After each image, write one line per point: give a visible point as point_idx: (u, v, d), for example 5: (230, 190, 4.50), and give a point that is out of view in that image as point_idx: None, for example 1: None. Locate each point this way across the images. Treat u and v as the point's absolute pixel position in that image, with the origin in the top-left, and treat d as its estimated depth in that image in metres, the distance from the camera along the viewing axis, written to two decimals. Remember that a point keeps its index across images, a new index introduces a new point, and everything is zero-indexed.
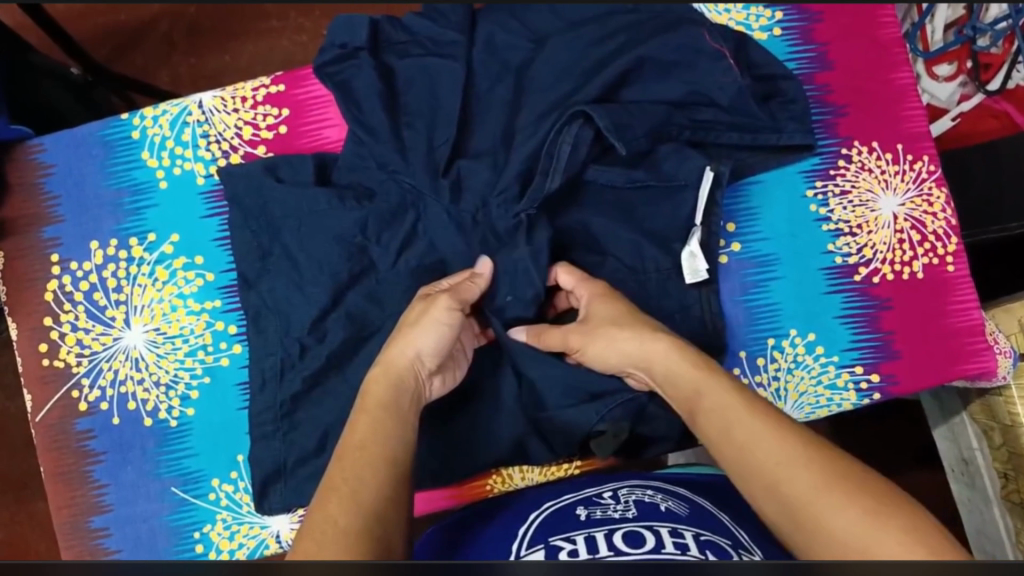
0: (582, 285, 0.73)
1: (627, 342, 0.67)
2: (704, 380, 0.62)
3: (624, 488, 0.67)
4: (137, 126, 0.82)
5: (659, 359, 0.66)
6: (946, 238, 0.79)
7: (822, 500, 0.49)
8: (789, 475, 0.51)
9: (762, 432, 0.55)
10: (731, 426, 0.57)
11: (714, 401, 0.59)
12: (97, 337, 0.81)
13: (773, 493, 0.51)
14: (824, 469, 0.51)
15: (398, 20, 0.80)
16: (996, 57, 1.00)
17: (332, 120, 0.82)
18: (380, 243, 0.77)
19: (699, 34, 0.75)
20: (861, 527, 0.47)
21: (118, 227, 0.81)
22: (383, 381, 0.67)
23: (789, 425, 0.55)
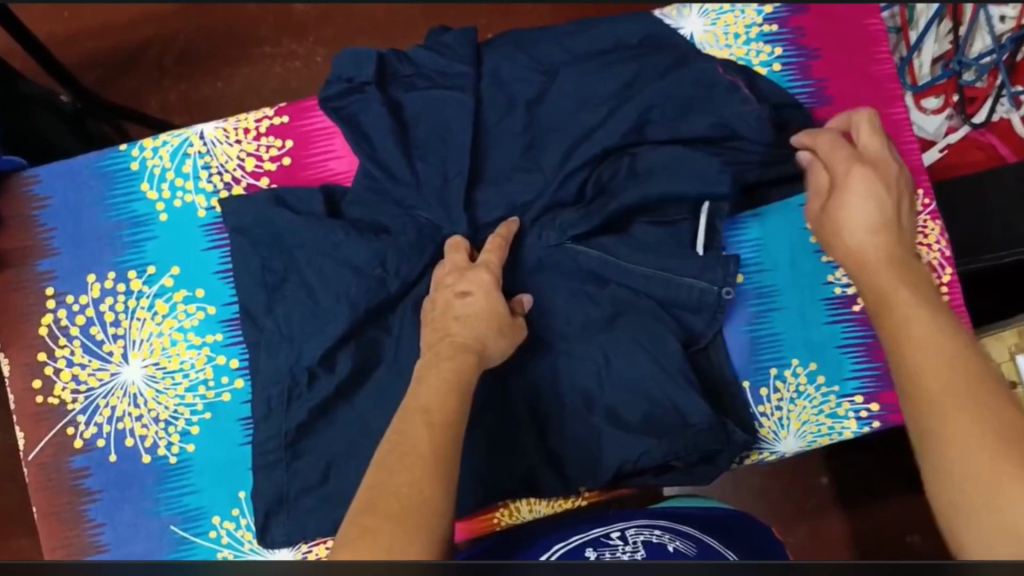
0: (869, 138, 0.75)
1: (861, 231, 0.70)
2: (900, 298, 0.64)
3: (632, 529, 0.67)
4: (136, 157, 0.81)
5: (887, 282, 0.67)
6: (941, 270, 0.81)
7: (971, 444, 0.51)
8: (943, 420, 0.54)
9: (935, 367, 0.57)
10: (911, 351, 0.59)
11: (924, 332, 0.60)
12: (94, 372, 0.79)
13: (922, 427, 0.55)
14: (986, 414, 0.53)
15: (403, 53, 0.82)
16: (981, 91, 1.06)
17: (338, 152, 0.81)
18: (399, 276, 0.76)
19: (711, 68, 0.79)
20: (995, 477, 0.49)
21: (116, 260, 0.80)
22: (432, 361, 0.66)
23: (972, 364, 0.57)
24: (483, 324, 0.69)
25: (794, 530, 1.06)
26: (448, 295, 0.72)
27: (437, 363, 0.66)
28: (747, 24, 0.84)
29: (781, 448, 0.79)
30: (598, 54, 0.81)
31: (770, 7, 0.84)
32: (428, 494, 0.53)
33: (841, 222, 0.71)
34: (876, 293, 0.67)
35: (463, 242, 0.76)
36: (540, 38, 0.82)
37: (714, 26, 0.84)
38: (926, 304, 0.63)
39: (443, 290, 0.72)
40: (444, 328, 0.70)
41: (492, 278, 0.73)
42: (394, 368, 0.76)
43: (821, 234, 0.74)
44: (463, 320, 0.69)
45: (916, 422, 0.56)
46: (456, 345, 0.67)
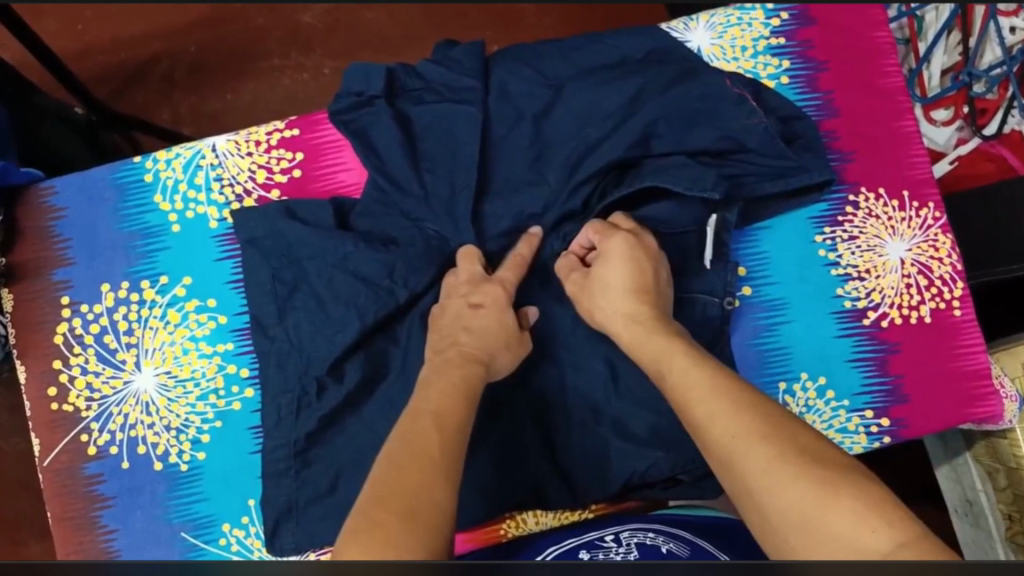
0: (600, 237, 0.76)
1: (631, 321, 0.71)
2: (667, 360, 0.66)
3: (625, 532, 0.70)
4: (150, 169, 0.82)
5: (654, 346, 0.68)
6: (952, 283, 0.81)
7: (776, 483, 0.52)
8: (746, 455, 0.54)
9: (723, 415, 0.58)
10: (693, 407, 0.60)
11: (704, 405, 0.59)
12: (108, 381, 0.80)
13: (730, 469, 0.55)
14: (776, 441, 0.54)
15: (411, 67, 0.83)
16: (992, 103, 1.06)
17: (348, 164, 0.83)
18: (407, 285, 0.77)
19: (720, 82, 0.78)
20: (812, 511, 0.50)
21: (130, 270, 0.81)
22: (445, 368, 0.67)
23: (777, 418, 0.57)
24: (493, 338, 0.72)
25: None
26: (459, 304, 0.74)
27: (440, 372, 0.67)
28: (755, 37, 0.84)
29: None
30: (604, 68, 0.82)
31: (776, 22, 0.85)
32: (436, 493, 0.52)
33: (604, 290, 0.73)
34: (654, 352, 0.67)
35: (476, 251, 0.78)
36: (546, 52, 0.83)
37: (720, 39, 0.84)
38: (694, 356, 0.65)
39: (456, 299, 0.74)
40: (455, 336, 0.71)
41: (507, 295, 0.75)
42: (402, 379, 0.77)
43: (584, 298, 0.75)
44: (473, 330, 0.72)
45: (724, 468, 0.56)
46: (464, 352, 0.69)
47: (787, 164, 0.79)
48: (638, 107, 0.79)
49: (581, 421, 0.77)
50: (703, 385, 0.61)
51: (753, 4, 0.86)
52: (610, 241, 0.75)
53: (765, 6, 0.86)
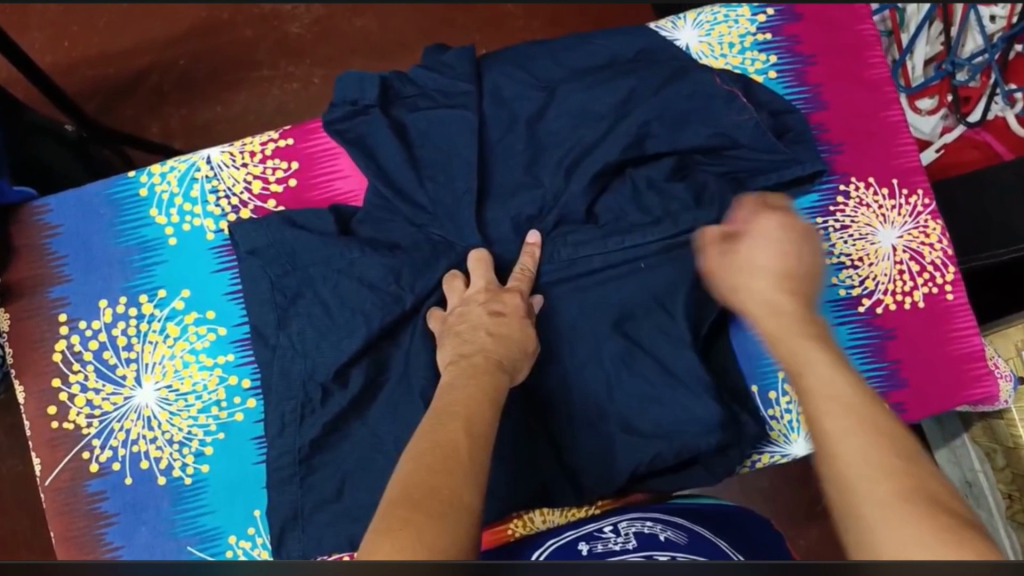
0: (747, 215, 0.76)
1: (786, 314, 0.71)
2: (812, 368, 0.65)
3: (624, 522, 0.72)
4: (144, 183, 0.82)
5: (797, 354, 0.67)
6: (944, 268, 0.82)
7: (892, 514, 0.47)
8: (871, 482, 0.51)
9: (855, 439, 0.56)
10: (824, 424, 0.58)
11: (835, 426, 0.58)
12: (108, 397, 0.80)
13: (846, 491, 0.52)
14: (903, 479, 0.51)
15: (404, 74, 0.83)
16: (974, 91, 1.08)
17: (345, 172, 0.82)
18: (414, 291, 0.77)
19: (710, 78, 0.79)
20: (927, 541, 0.44)
21: (127, 284, 0.81)
22: (456, 376, 0.67)
23: (907, 464, 0.53)
24: (519, 346, 0.71)
25: (806, 533, 1.10)
26: (479, 311, 0.72)
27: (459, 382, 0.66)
28: (742, 34, 0.85)
29: (792, 450, 0.80)
30: (596, 69, 0.82)
31: (762, 18, 0.86)
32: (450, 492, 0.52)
33: (747, 268, 0.73)
34: (789, 348, 0.68)
35: (486, 256, 0.77)
36: (537, 54, 0.83)
37: (708, 36, 0.85)
38: (847, 377, 0.63)
39: (474, 306, 0.73)
40: (479, 343, 0.70)
41: (525, 305, 0.74)
42: (406, 384, 0.77)
43: (723, 276, 0.75)
44: (499, 337, 0.70)
45: (837, 489, 0.52)
46: (479, 361, 0.68)
47: (777, 158, 0.80)
48: (631, 107, 0.80)
49: (586, 418, 0.77)
50: (853, 409, 0.59)
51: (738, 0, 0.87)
52: (767, 222, 0.76)
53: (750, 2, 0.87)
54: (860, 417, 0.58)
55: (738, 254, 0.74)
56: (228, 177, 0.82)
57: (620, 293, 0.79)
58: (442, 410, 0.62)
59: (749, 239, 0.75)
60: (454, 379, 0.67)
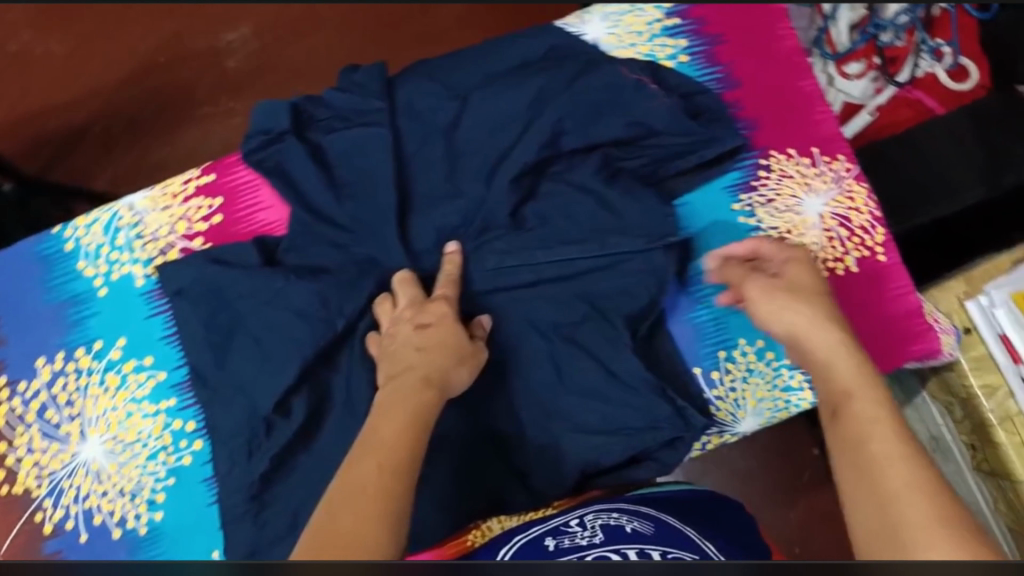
0: (779, 252, 0.76)
1: (828, 336, 0.67)
2: (861, 390, 0.60)
3: (590, 514, 0.68)
4: (69, 238, 0.82)
5: (842, 371, 0.63)
6: (872, 230, 0.82)
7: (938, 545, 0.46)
8: (921, 514, 0.49)
9: (902, 462, 0.53)
10: (871, 442, 0.56)
11: (884, 450, 0.55)
12: (54, 456, 0.80)
13: (880, 508, 0.51)
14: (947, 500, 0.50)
15: (316, 99, 0.83)
16: (901, 50, 1.08)
17: (266, 203, 0.82)
18: (343, 313, 0.76)
19: (617, 69, 0.80)
20: None
21: (63, 341, 0.81)
22: (397, 396, 0.66)
23: (955, 497, 0.51)
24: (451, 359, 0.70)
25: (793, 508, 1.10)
26: (407, 327, 0.72)
27: (396, 400, 0.66)
28: (649, 20, 0.86)
29: (740, 428, 0.81)
30: (506, 72, 0.83)
31: (667, 4, 0.87)
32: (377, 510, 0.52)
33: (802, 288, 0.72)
34: (820, 369, 0.65)
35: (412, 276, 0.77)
36: (446, 65, 0.84)
37: (615, 27, 0.85)
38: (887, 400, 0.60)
39: (403, 323, 0.72)
40: (408, 363, 0.70)
41: (452, 310, 0.74)
42: (350, 407, 0.76)
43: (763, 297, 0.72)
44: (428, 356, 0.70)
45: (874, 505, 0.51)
46: (420, 380, 0.68)
47: (693, 139, 0.80)
48: (544, 105, 0.80)
49: (533, 421, 0.77)
50: (903, 435, 0.56)
51: None
52: (798, 258, 0.75)
53: None
54: (907, 443, 0.55)
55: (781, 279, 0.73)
56: (152, 221, 0.82)
57: (553, 292, 0.79)
58: (383, 424, 0.63)
59: (785, 269, 0.74)
60: (394, 399, 0.66)
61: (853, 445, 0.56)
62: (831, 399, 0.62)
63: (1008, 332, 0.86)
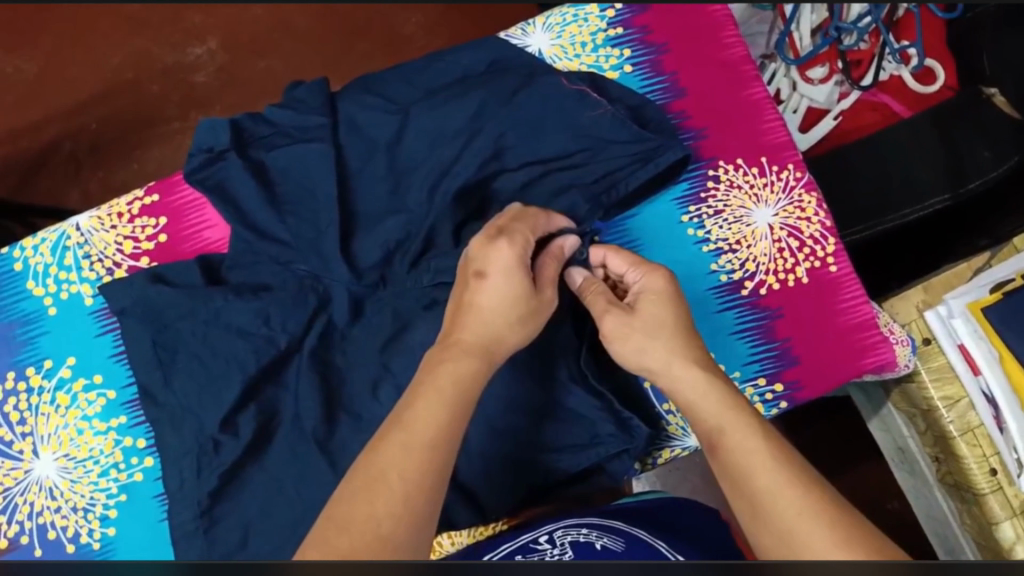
0: (640, 280, 0.71)
1: (691, 375, 0.63)
2: (732, 420, 0.58)
3: (559, 531, 0.67)
4: (19, 258, 0.84)
5: (703, 409, 0.60)
6: (823, 241, 0.81)
7: None
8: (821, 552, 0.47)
9: (787, 490, 0.52)
10: (752, 476, 0.54)
11: (765, 482, 0.53)
12: (8, 473, 0.80)
13: (785, 548, 0.49)
14: (838, 519, 0.49)
15: (258, 115, 0.84)
16: (865, 53, 1.07)
17: (211, 221, 0.84)
18: (286, 330, 0.78)
19: (558, 81, 0.81)
20: None
21: (13, 359, 0.82)
22: (440, 362, 0.61)
23: (844, 514, 0.50)
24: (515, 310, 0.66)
25: None
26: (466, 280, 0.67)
27: (443, 358, 0.61)
28: (593, 31, 0.87)
29: (691, 442, 0.81)
30: (446, 87, 0.83)
31: (611, 14, 0.87)
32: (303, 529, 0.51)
33: (653, 327, 0.67)
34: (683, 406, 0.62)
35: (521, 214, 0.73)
36: (388, 80, 0.84)
37: (558, 40, 0.87)
38: (762, 424, 0.58)
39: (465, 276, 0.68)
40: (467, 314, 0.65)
41: (512, 257, 0.68)
42: (298, 422, 0.76)
43: (617, 339, 0.68)
44: (490, 306, 0.65)
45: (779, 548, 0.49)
46: (464, 347, 0.62)
47: (642, 147, 0.79)
48: (484, 120, 0.81)
49: (482, 435, 0.76)
50: (782, 459, 0.54)
51: None
52: (653, 281, 0.70)
53: None
54: (788, 468, 0.53)
55: (637, 312, 0.68)
56: (98, 241, 0.83)
57: None
58: (428, 383, 0.58)
59: (642, 298, 0.69)
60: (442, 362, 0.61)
61: (738, 485, 0.54)
62: (707, 436, 0.59)
63: (966, 343, 0.85)
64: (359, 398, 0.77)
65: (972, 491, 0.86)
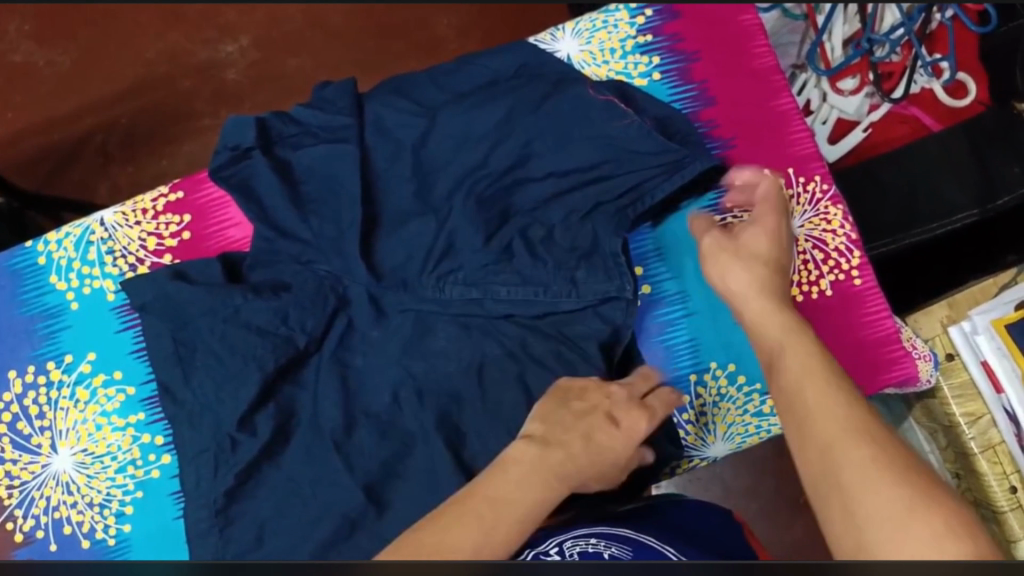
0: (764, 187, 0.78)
1: (750, 280, 0.71)
2: (791, 345, 0.63)
3: (566, 544, 0.57)
4: (41, 251, 0.84)
5: (778, 324, 0.67)
6: (849, 253, 0.80)
7: (875, 491, 0.48)
8: (857, 456, 0.51)
9: (836, 403, 0.56)
10: (806, 392, 0.58)
11: (816, 394, 0.57)
12: (26, 466, 0.80)
13: (823, 460, 0.52)
14: (883, 450, 0.51)
15: (285, 114, 0.84)
16: (897, 65, 1.05)
17: (235, 219, 0.85)
18: (305, 330, 0.78)
19: (584, 92, 0.80)
20: (901, 520, 0.46)
21: (34, 352, 0.82)
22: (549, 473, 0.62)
23: (887, 431, 0.53)
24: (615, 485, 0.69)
25: (791, 530, 1.08)
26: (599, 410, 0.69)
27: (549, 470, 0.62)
28: (622, 38, 0.86)
29: (710, 451, 0.79)
30: (473, 90, 0.83)
31: (641, 20, 0.87)
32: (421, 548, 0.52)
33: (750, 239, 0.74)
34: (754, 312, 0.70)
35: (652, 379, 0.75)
36: (417, 82, 0.84)
37: (588, 46, 0.86)
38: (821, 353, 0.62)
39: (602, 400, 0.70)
40: (600, 437, 0.68)
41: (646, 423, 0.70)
42: (317, 423, 0.76)
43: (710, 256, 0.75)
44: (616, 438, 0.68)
45: (829, 486, 0.51)
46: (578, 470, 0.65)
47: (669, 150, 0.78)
48: (511, 127, 0.81)
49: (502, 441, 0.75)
50: (839, 379, 0.59)
51: (616, 5, 0.88)
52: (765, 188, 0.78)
53: (628, 5, 0.87)
54: (843, 386, 0.57)
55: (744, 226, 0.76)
56: (121, 237, 0.84)
57: (519, 309, 0.78)
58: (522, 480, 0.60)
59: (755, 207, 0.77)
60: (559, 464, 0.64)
61: (792, 395, 0.58)
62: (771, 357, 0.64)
63: (990, 360, 0.84)
64: (377, 401, 0.77)
65: (992, 509, 0.85)
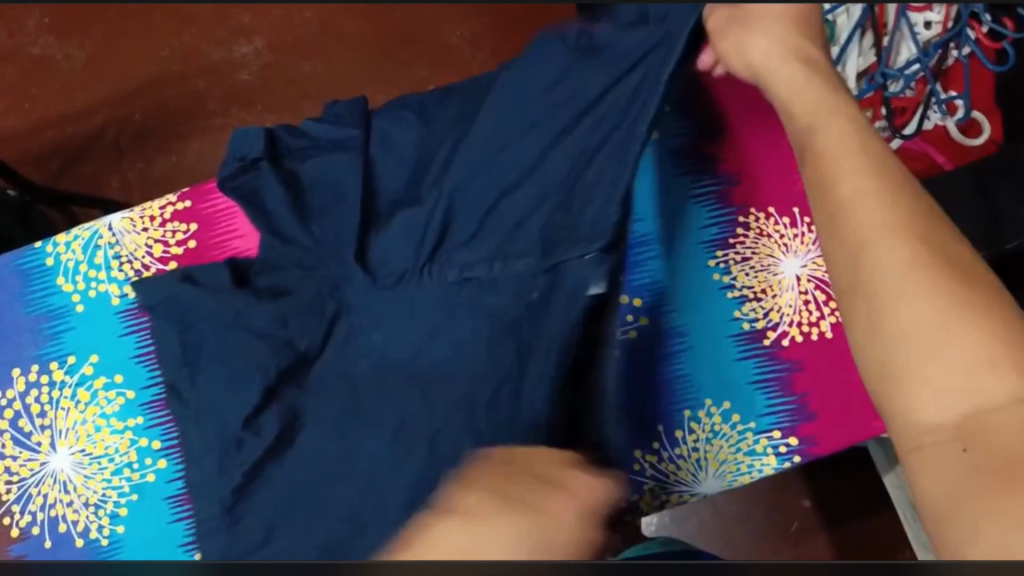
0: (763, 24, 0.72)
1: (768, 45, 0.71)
2: (837, 156, 0.60)
3: None
4: (50, 254, 0.85)
5: (839, 147, 0.61)
6: None
7: (937, 349, 0.49)
8: (914, 303, 0.51)
9: (891, 239, 0.53)
10: (857, 218, 0.55)
11: (868, 223, 0.55)
12: (25, 464, 0.81)
13: (882, 310, 0.52)
14: (943, 292, 0.51)
15: (296, 129, 0.86)
16: (910, 101, 1.05)
17: (239, 230, 0.86)
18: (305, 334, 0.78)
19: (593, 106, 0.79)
20: (967, 381, 0.48)
21: (38, 352, 0.83)
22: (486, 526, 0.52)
23: (939, 262, 0.53)
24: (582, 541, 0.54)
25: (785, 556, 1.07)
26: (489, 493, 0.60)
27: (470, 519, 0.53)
28: None
29: (700, 488, 0.79)
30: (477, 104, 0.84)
31: None
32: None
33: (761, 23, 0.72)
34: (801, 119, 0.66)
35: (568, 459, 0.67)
36: (423, 98, 0.84)
37: None
38: (866, 169, 0.58)
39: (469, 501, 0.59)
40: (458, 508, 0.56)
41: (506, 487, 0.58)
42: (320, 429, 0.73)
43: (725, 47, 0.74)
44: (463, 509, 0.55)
45: (884, 336, 0.51)
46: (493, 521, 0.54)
47: (649, 37, 0.76)
48: None
49: None
50: (890, 203, 0.56)
51: None
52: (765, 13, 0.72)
53: None
54: (895, 211, 0.55)
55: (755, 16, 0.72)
56: (128, 243, 0.85)
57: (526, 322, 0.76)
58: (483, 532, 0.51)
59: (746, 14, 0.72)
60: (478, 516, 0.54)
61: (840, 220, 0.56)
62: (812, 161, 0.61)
63: None
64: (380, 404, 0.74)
65: None
